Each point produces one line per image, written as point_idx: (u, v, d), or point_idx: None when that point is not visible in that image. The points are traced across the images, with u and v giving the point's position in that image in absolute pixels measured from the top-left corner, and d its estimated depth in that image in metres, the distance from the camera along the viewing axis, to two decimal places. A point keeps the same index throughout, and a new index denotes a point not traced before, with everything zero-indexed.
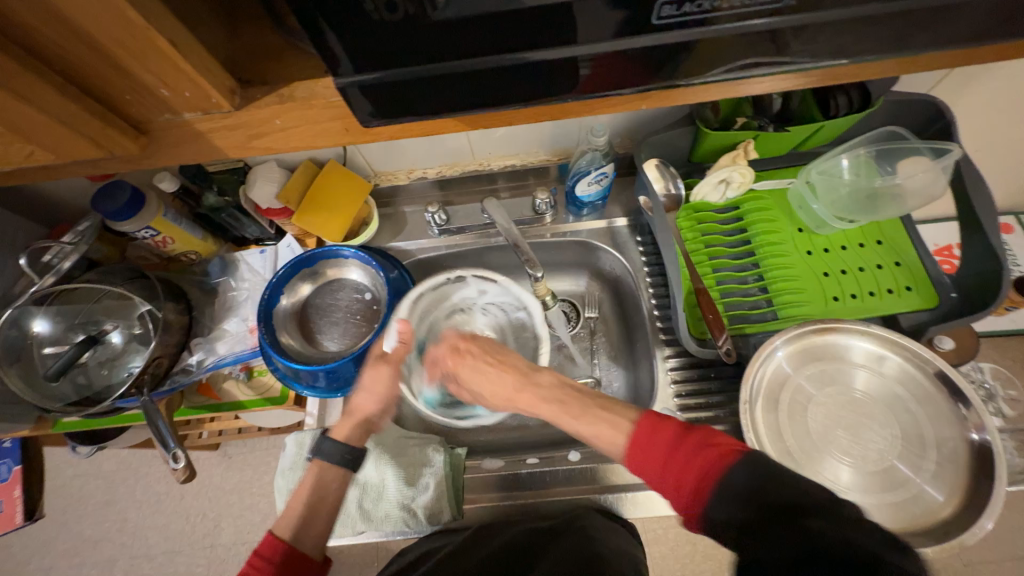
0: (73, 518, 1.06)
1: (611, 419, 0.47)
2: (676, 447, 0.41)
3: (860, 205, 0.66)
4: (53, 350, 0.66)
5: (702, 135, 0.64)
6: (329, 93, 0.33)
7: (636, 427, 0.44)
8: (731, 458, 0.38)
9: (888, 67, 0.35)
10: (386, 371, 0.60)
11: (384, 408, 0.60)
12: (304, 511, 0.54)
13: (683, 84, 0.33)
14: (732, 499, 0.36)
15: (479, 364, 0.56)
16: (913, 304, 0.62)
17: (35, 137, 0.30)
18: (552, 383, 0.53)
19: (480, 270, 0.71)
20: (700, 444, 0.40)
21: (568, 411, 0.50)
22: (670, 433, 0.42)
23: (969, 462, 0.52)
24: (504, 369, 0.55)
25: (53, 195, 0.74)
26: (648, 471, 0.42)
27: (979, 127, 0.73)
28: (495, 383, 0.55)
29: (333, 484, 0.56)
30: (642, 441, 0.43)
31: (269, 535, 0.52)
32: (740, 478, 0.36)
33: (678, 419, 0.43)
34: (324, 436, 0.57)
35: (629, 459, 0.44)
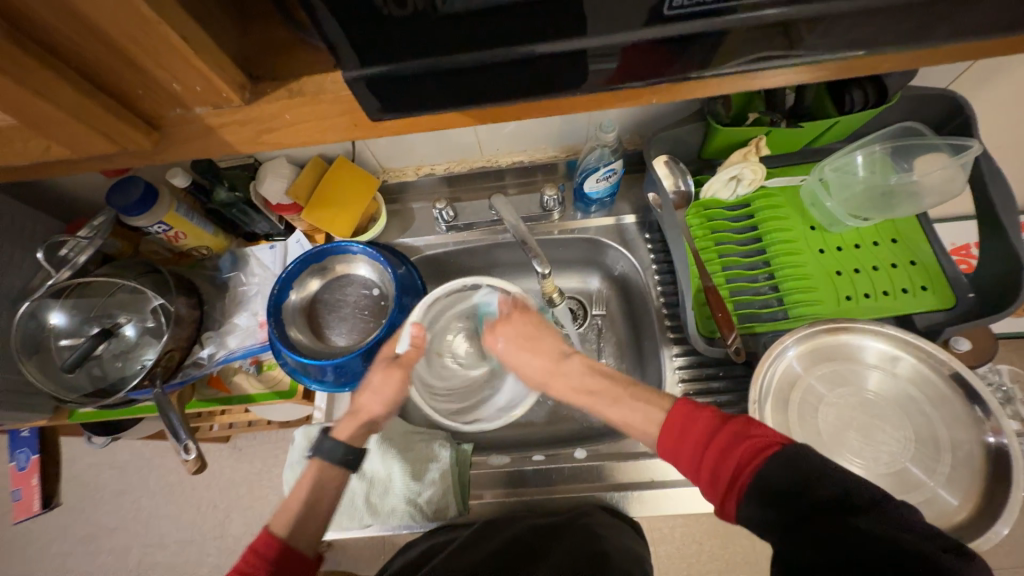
0: (89, 506, 1.09)
1: (644, 408, 0.47)
2: (709, 436, 0.40)
3: (875, 203, 0.65)
4: (70, 342, 0.68)
5: (713, 131, 0.63)
6: (337, 87, 0.33)
7: (669, 415, 0.44)
8: (767, 450, 0.37)
9: (907, 59, 0.34)
10: (397, 374, 0.61)
11: (389, 410, 0.62)
12: (301, 508, 0.54)
13: (695, 78, 0.33)
14: (766, 492, 0.35)
15: (515, 341, 0.60)
16: (928, 304, 0.61)
17: (52, 131, 0.30)
18: (581, 370, 0.54)
19: (495, 278, 0.71)
20: (735, 435, 0.39)
21: (598, 401, 0.52)
22: (704, 422, 0.41)
23: (984, 465, 0.51)
24: (544, 348, 0.58)
25: (70, 190, 0.75)
26: (682, 457, 0.42)
27: (1000, 123, 0.71)
28: (531, 359, 0.58)
29: (330, 483, 0.57)
30: (675, 427, 0.43)
31: (264, 532, 0.51)
32: (776, 473, 0.35)
33: (714, 408, 0.42)
34: (326, 434, 0.58)
35: (661, 444, 0.44)
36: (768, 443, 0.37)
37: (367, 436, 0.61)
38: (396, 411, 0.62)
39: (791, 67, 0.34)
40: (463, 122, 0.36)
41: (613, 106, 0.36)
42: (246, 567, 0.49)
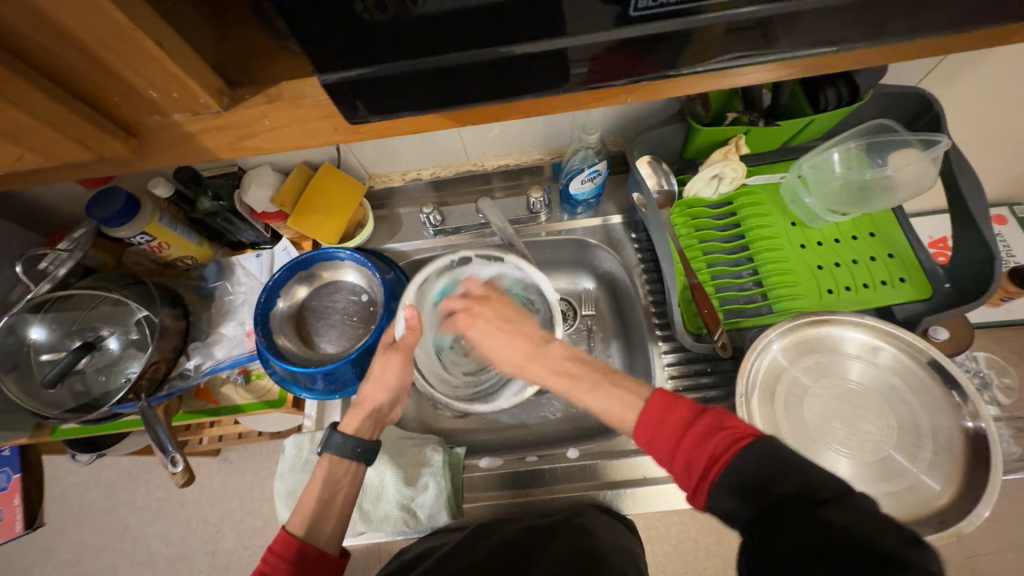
0: (74, 527, 1.06)
1: (622, 395, 0.46)
2: (685, 428, 0.39)
3: (852, 198, 0.66)
4: (50, 357, 0.66)
5: (693, 131, 0.64)
6: (316, 92, 0.33)
7: (646, 404, 0.43)
8: (742, 443, 0.36)
9: (873, 54, 0.35)
10: (395, 360, 0.61)
11: (394, 397, 0.61)
12: (317, 506, 0.54)
13: (670, 76, 0.34)
14: (737, 484, 0.35)
15: (490, 328, 0.58)
16: (906, 295, 0.63)
17: (26, 140, 0.30)
18: (561, 355, 0.53)
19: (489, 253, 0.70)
20: (711, 427, 0.38)
21: (579, 385, 0.50)
22: (681, 413, 0.40)
23: (964, 450, 0.52)
24: (521, 333, 0.57)
25: (49, 202, 0.74)
26: (657, 448, 0.41)
27: (968, 119, 0.73)
28: (506, 343, 0.56)
29: (344, 479, 0.56)
30: (652, 418, 0.41)
31: (281, 531, 0.52)
32: (748, 465, 0.35)
33: (690, 400, 0.41)
34: (334, 429, 0.57)
35: (637, 432, 0.42)
36: (742, 436, 0.37)
37: (374, 428, 0.61)
38: (397, 402, 0.62)
39: (763, 65, 0.35)
40: (444, 124, 0.37)
41: (591, 105, 0.37)
42: (266, 567, 0.50)
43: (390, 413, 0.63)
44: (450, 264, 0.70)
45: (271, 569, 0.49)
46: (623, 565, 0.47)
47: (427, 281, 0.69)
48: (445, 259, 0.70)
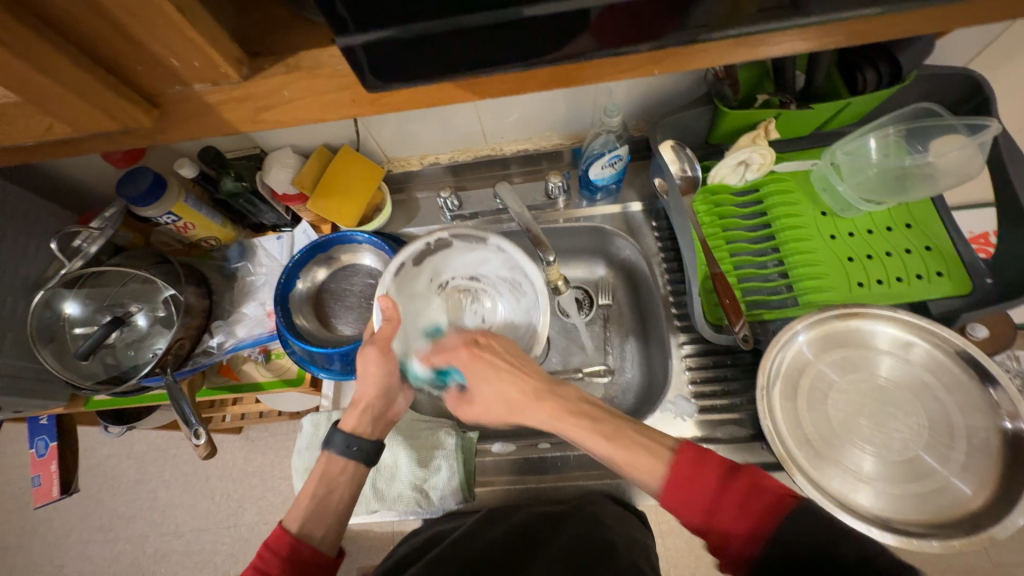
0: (107, 495, 1.11)
1: (648, 443, 0.46)
2: (720, 486, 0.40)
3: (888, 187, 0.63)
4: (84, 331, 0.69)
5: (721, 114, 0.62)
6: (334, 61, 0.33)
7: (676, 459, 0.43)
8: (781, 503, 0.38)
9: (921, 20, 0.32)
10: (372, 351, 0.59)
11: (385, 392, 0.60)
12: (312, 503, 0.55)
13: (698, 42, 0.32)
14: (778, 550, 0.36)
15: (498, 371, 0.54)
16: (943, 290, 0.59)
17: (53, 108, 0.31)
18: (573, 397, 0.52)
19: (463, 229, 0.65)
20: (750, 486, 0.39)
21: (600, 430, 0.48)
22: (714, 469, 0.41)
23: (1000, 452, 0.49)
24: (523, 376, 0.54)
25: (81, 181, 0.76)
26: (690, 508, 0.41)
27: (1020, 103, 0.68)
28: (509, 389, 0.53)
29: (339, 478, 0.57)
30: (684, 477, 0.42)
31: (277, 528, 0.54)
32: (792, 529, 0.36)
33: (723, 455, 0.42)
34: (334, 430, 0.58)
35: (667, 492, 0.43)
36: (781, 496, 0.38)
37: (372, 426, 0.60)
38: (391, 397, 0.61)
39: (802, 30, 0.33)
40: (460, 96, 0.36)
41: (614, 77, 0.35)
42: (259, 562, 0.51)
43: (390, 409, 0.62)
44: (429, 249, 0.66)
45: (264, 564, 0.51)
46: (634, 558, 0.47)
47: (403, 271, 0.64)
48: (423, 244, 0.65)
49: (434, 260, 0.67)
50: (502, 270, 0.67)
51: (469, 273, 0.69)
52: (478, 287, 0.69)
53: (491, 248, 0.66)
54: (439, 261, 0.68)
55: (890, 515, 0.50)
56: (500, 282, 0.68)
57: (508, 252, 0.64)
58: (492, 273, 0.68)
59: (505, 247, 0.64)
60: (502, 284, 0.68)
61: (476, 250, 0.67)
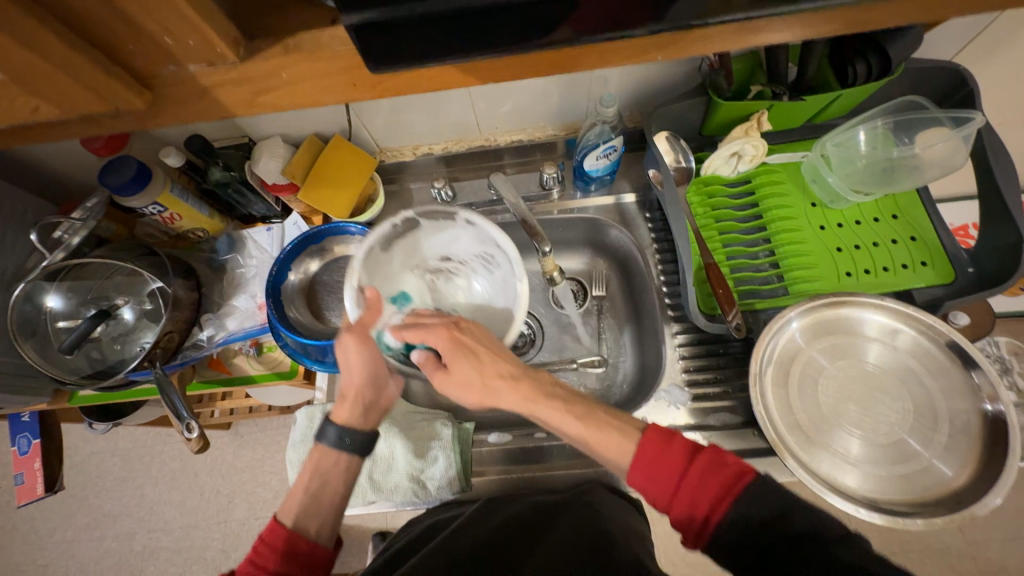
0: (92, 494, 1.09)
1: (619, 425, 0.47)
2: (684, 467, 0.41)
3: (876, 178, 0.64)
4: (67, 325, 0.67)
5: (715, 105, 0.62)
6: (335, 43, 0.32)
7: (641, 442, 0.43)
8: (744, 481, 0.38)
9: (915, 9, 0.33)
10: (351, 340, 0.57)
11: (370, 380, 0.58)
12: (306, 498, 0.55)
13: (698, 27, 0.32)
14: (739, 528, 0.37)
15: (476, 350, 0.53)
16: (928, 279, 0.61)
17: (40, 87, 0.29)
18: (548, 380, 0.53)
19: (428, 206, 0.65)
20: (712, 465, 0.40)
21: (573, 411, 0.49)
22: (679, 453, 0.42)
23: (982, 434, 0.51)
24: (502, 359, 0.53)
25: (62, 170, 0.74)
26: (654, 489, 0.42)
27: (1000, 96, 0.71)
28: (493, 372, 0.51)
29: (334, 470, 0.57)
30: (648, 461, 0.42)
31: (269, 522, 0.53)
32: (755, 508, 0.37)
33: (685, 435, 0.43)
34: (324, 422, 0.57)
35: (633, 476, 0.43)
36: (741, 476, 0.39)
37: (365, 416, 0.59)
38: (380, 382, 0.60)
39: (800, 18, 0.33)
40: (462, 80, 0.36)
41: (616, 62, 0.35)
42: (256, 558, 0.50)
43: (380, 397, 0.61)
44: (398, 231, 0.65)
45: (261, 560, 0.50)
46: (630, 541, 0.48)
47: (375, 255, 0.64)
48: (393, 224, 0.64)
49: (405, 241, 0.67)
50: (473, 247, 0.67)
51: (444, 254, 0.69)
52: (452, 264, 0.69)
53: (460, 224, 0.66)
54: (410, 241, 0.67)
55: (877, 496, 0.51)
56: (473, 261, 0.68)
57: (477, 225, 0.65)
58: (464, 251, 0.68)
59: (474, 221, 0.64)
60: (475, 262, 0.68)
61: (446, 228, 0.67)
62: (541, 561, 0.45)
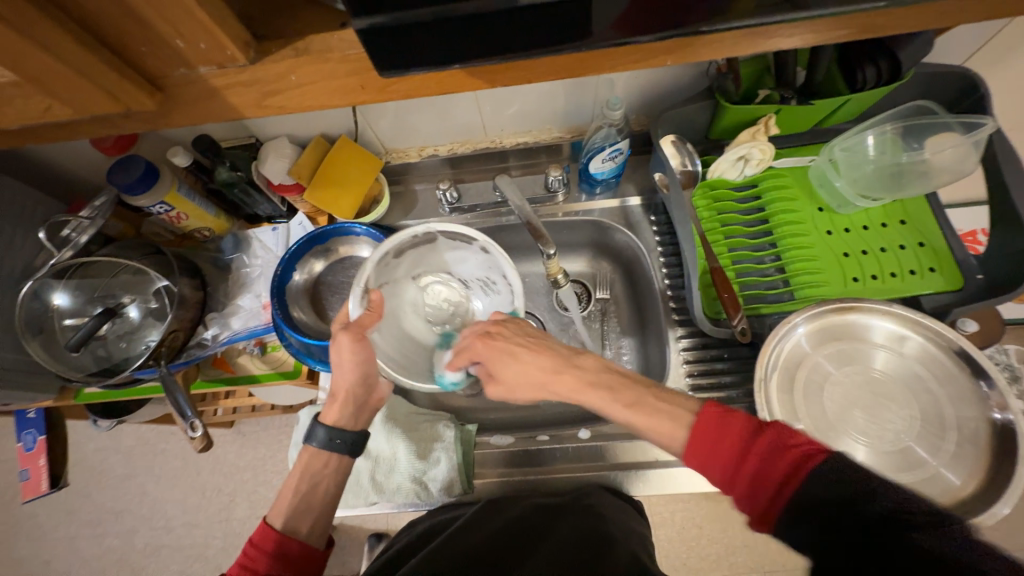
0: (95, 490, 1.10)
1: (668, 409, 0.45)
2: (745, 446, 0.39)
3: (884, 184, 0.64)
4: (74, 322, 0.68)
5: (723, 108, 0.62)
6: (345, 46, 0.33)
7: (697, 422, 0.43)
8: (809, 463, 0.35)
9: (925, 16, 0.33)
10: (347, 340, 0.57)
11: (363, 383, 0.58)
12: (296, 499, 0.54)
13: (707, 32, 0.32)
14: (806, 508, 0.35)
15: (513, 348, 0.53)
16: (936, 285, 0.60)
17: (52, 87, 0.30)
18: (596, 366, 0.51)
19: (450, 223, 0.64)
20: (774, 445, 0.38)
21: (620, 399, 0.47)
22: (739, 431, 0.40)
23: (990, 443, 0.50)
24: (545, 351, 0.53)
25: (70, 169, 0.75)
26: (714, 470, 0.41)
27: (1011, 102, 0.70)
28: (532, 368, 0.51)
29: (323, 471, 0.56)
30: (706, 441, 0.41)
31: (261, 525, 0.53)
32: (824, 488, 0.34)
33: (746, 414, 0.41)
34: (314, 422, 0.57)
35: (690, 454, 0.42)
36: (811, 454, 0.36)
37: (354, 416, 0.59)
38: (370, 383, 0.59)
39: (811, 23, 0.33)
40: (470, 84, 0.36)
41: (624, 67, 0.35)
42: (246, 560, 0.50)
43: (372, 395, 0.60)
44: (413, 239, 0.65)
45: (252, 562, 0.50)
46: (633, 547, 0.47)
47: (386, 259, 0.64)
48: (411, 233, 0.64)
49: (418, 250, 0.67)
50: (478, 270, 0.68)
51: (449, 270, 0.70)
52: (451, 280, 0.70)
53: (475, 248, 0.66)
54: (421, 252, 0.67)
55: None
56: (476, 282, 0.68)
57: (490, 254, 0.64)
58: (469, 273, 0.68)
59: (490, 249, 0.63)
60: (476, 284, 0.69)
61: (459, 249, 0.67)
62: (541, 562, 0.45)
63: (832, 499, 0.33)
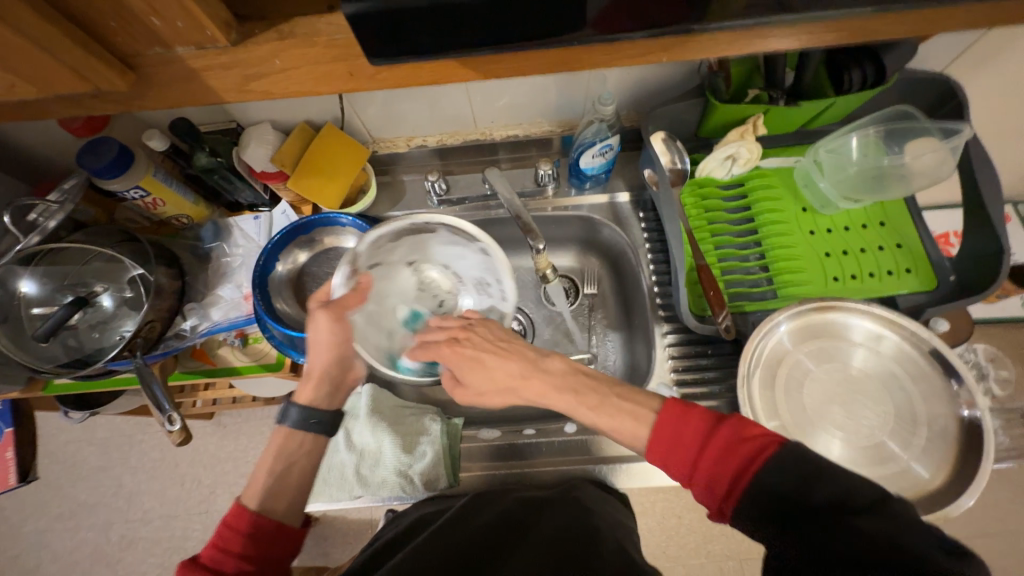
0: (67, 483, 1.06)
1: (631, 408, 0.46)
2: (702, 441, 0.40)
3: (866, 185, 0.65)
4: (42, 311, 0.65)
5: (711, 107, 0.63)
6: (332, 31, 0.32)
7: (658, 418, 0.43)
8: (764, 453, 0.36)
9: (913, 22, 0.34)
10: (323, 317, 0.57)
11: (340, 362, 0.58)
12: (270, 479, 0.53)
13: (698, 31, 0.32)
14: (756, 499, 0.36)
15: (476, 354, 0.53)
16: (911, 285, 0.62)
17: (17, 64, 0.28)
18: (562, 370, 0.51)
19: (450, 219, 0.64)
20: (731, 439, 0.38)
21: (585, 401, 0.48)
22: (697, 424, 0.41)
23: (958, 438, 0.53)
24: (508, 357, 0.52)
25: (37, 150, 0.71)
26: (672, 464, 0.42)
27: (988, 109, 0.72)
28: (498, 372, 0.51)
29: (300, 449, 0.56)
30: (665, 437, 0.42)
31: (234, 504, 0.51)
32: (773, 479, 0.35)
33: (704, 408, 0.42)
34: (288, 403, 0.56)
35: (650, 450, 0.43)
36: (764, 445, 0.37)
37: (330, 396, 0.59)
38: (346, 364, 0.59)
39: (802, 26, 0.33)
40: (462, 75, 0.35)
41: (616, 62, 0.35)
42: (219, 541, 0.48)
43: (347, 375, 0.60)
44: (413, 228, 0.64)
45: (225, 542, 0.48)
46: (616, 539, 0.48)
47: (381, 242, 0.63)
48: (409, 220, 0.63)
49: (415, 238, 0.65)
50: (476, 270, 0.66)
51: (444, 263, 0.68)
52: (448, 273, 0.68)
53: (474, 248, 0.64)
54: (418, 240, 0.66)
55: None
56: (469, 279, 0.67)
57: (490, 256, 0.63)
58: (466, 270, 0.67)
59: (490, 251, 0.63)
60: (471, 283, 0.67)
61: (458, 245, 0.65)
62: (526, 555, 0.46)
63: (783, 491, 0.34)
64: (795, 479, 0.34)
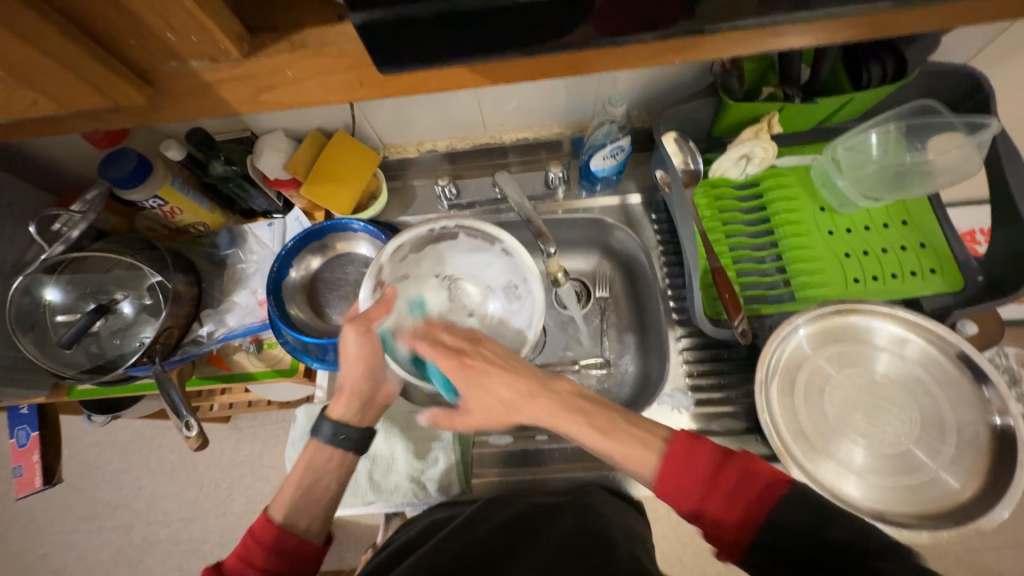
0: (90, 484, 1.09)
1: (640, 434, 0.45)
2: (714, 473, 0.41)
3: (887, 183, 0.64)
4: (65, 318, 0.66)
5: (726, 105, 0.61)
6: (340, 41, 0.32)
7: (668, 446, 0.43)
8: (778, 491, 0.38)
9: (936, 14, 0.32)
10: (356, 330, 0.55)
11: (371, 375, 0.57)
12: (296, 493, 0.53)
13: (711, 31, 0.31)
14: (771, 536, 0.37)
15: (489, 369, 0.50)
16: (935, 287, 0.60)
17: (38, 82, 0.29)
18: (569, 392, 0.49)
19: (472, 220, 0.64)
20: (744, 474, 0.40)
21: (602, 412, 0.47)
22: (707, 457, 0.41)
23: (990, 447, 0.51)
24: (518, 375, 0.50)
25: (59, 161, 0.73)
26: (682, 497, 0.42)
27: (1016, 102, 0.69)
28: (504, 390, 0.49)
29: (327, 465, 0.55)
30: (676, 465, 0.42)
31: (261, 515, 0.52)
32: (790, 516, 0.36)
33: (715, 441, 0.42)
34: (321, 418, 0.56)
35: (658, 481, 0.43)
36: (775, 483, 0.39)
37: (362, 410, 0.57)
38: (378, 378, 0.57)
39: (820, 22, 0.32)
40: (469, 82, 0.35)
41: (628, 65, 0.35)
42: (243, 551, 0.50)
43: (378, 391, 0.58)
44: (431, 237, 0.65)
45: (249, 553, 0.49)
46: (631, 546, 0.47)
47: (404, 254, 0.64)
48: (428, 228, 0.63)
49: (436, 248, 0.66)
50: (501, 275, 0.66)
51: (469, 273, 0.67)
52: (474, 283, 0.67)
53: (495, 251, 0.65)
54: (440, 251, 0.67)
55: (882, 507, 0.51)
56: (496, 284, 0.66)
57: (512, 256, 0.64)
58: (490, 277, 0.67)
59: (510, 250, 0.63)
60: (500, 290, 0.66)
61: (480, 252, 0.66)
62: (539, 560, 0.45)
63: (799, 527, 0.35)
64: (810, 517, 0.35)
